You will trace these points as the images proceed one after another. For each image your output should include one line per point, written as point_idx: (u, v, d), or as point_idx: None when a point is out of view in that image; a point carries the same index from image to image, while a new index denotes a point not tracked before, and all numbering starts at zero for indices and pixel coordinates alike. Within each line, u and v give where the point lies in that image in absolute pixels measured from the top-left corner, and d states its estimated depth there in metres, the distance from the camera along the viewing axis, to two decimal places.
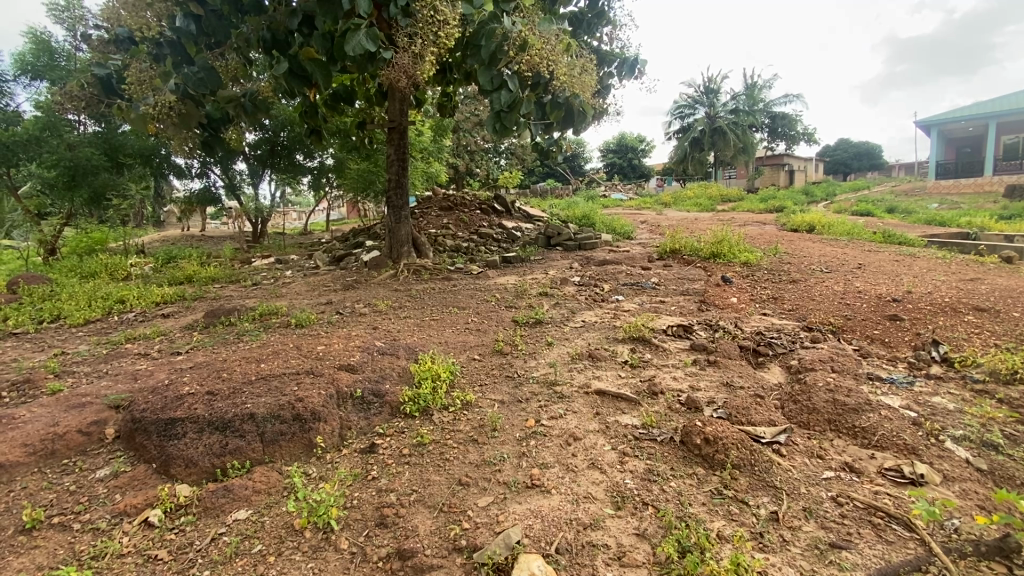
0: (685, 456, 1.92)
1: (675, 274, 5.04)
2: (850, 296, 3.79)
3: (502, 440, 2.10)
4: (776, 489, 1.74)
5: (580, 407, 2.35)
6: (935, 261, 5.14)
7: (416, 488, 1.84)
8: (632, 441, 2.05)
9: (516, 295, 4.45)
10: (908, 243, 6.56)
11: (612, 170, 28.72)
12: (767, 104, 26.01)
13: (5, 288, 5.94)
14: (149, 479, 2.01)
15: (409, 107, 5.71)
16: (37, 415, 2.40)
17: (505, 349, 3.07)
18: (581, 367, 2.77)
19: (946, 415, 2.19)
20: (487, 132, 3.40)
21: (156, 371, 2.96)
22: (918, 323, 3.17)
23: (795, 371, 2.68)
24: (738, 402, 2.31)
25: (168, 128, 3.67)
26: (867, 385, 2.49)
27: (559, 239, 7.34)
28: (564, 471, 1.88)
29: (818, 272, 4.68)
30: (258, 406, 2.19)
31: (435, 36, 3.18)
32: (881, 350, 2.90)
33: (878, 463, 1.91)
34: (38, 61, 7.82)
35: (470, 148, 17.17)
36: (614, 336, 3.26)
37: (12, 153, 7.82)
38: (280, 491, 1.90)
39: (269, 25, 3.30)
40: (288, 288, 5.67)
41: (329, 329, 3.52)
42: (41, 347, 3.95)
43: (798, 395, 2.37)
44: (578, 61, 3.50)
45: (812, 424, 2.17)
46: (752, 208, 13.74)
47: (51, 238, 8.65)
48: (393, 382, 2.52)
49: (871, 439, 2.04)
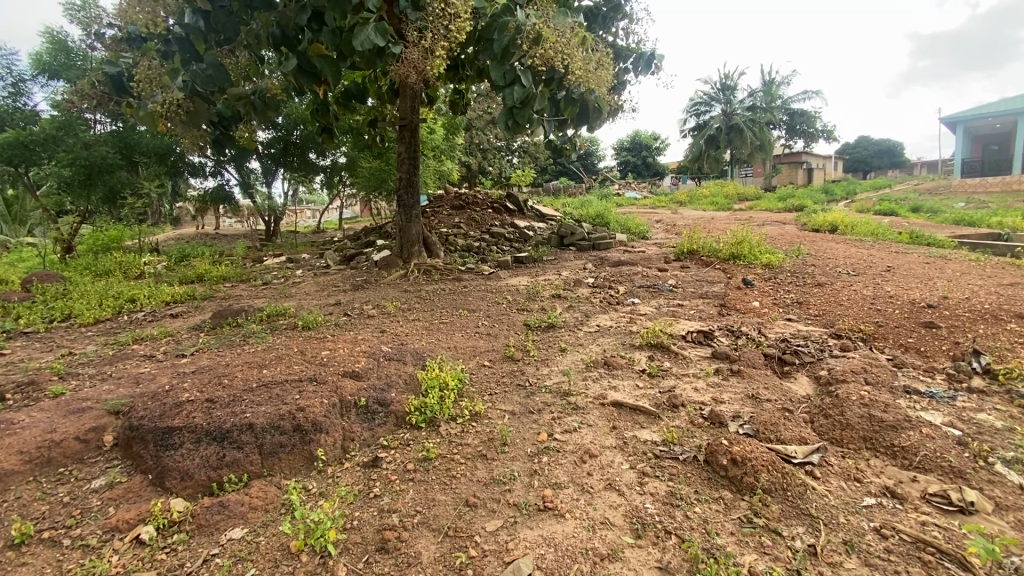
0: (711, 478, 1.79)
1: (693, 276, 4.87)
2: (882, 301, 3.59)
3: (512, 456, 1.98)
4: (811, 517, 1.59)
5: (595, 420, 2.21)
6: (968, 264, 4.91)
7: (420, 509, 1.72)
8: (652, 460, 1.91)
9: (528, 297, 4.32)
10: (937, 244, 6.34)
11: (626, 168, 28.36)
12: (785, 101, 25.55)
13: (20, 286, 5.96)
14: (144, 492, 1.92)
15: (420, 104, 5.61)
16: (36, 420, 2.32)
17: (517, 355, 2.95)
18: (596, 376, 2.64)
19: (994, 434, 2.01)
20: (499, 130, 3.26)
21: (158, 375, 2.89)
22: (955, 332, 2.98)
23: (825, 383, 2.51)
24: (765, 417, 2.15)
25: (177, 126, 3.59)
26: (904, 399, 2.32)
27: (572, 239, 7.20)
28: (579, 493, 1.75)
29: (844, 275, 4.48)
30: (258, 416, 2.09)
31: (445, 29, 3.04)
32: (917, 360, 2.72)
33: (921, 487, 1.75)
34: (55, 60, 7.88)
35: (482, 146, 17.05)
36: (630, 343, 3.11)
37: (31, 151, 7.92)
38: (278, 509, 1.80)
39: (278, 22, 3.19)
40: (297, 288, 5.59)
41: (336, 333, 3.41)
42: (50, 348, 3.91)
43: (830, 410, 2.21)
44: (594, 55, 3.31)
45: (846, 442, 2.03)
46: (771, 207, 13.47)
47: (68, 236, 8.70)
48: (398, 391, 2.41)
49: (912, 459, 1.89)
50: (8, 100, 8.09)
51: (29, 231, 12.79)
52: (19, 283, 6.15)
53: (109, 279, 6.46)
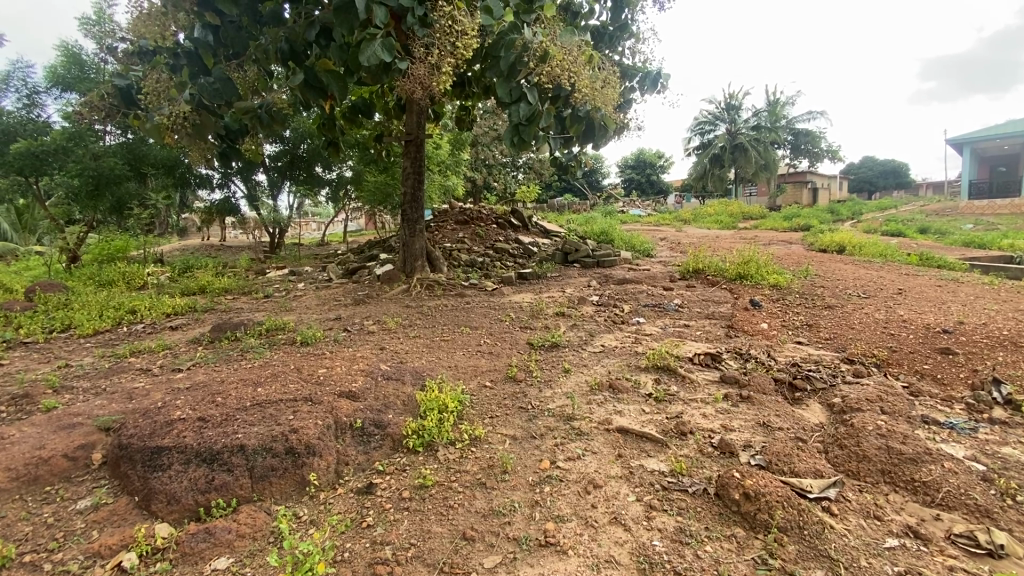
0: (722, 513, 1.70)
1: (699, 295, 4.80)
2: (894, 325, 3.50)
3: (513, 485, 1.89)
4: (831, 560, 1.49)
5: (600, 447, 2.12)
6: (981, 288, 4.83)
7: (414, 541, 1.63)
8: (660, 492, 1.82)
9: (532, 315, 4.25)
10: (948, 266, 6.27)
11: (630, 185, 28.46)
12: (789, 121, 25.68)
13: (22, 295, 5.94)
14: (130, 515, 1.84)
15: (427, 120, 5.60)
16: (25, 435, 2.24)
17: (520, 375, 2.87)
18: (601, 400, 2.55)
19: (1021, 470, 1.91)
20: (504, 146, 3.26)
21: (153, 391, 2.82)
22: (973, 359, 2.89)
23: (839, 412, 2.41)
24: (778, 447, 2.06)
25: (183, 138, 3.57)
26: (922, 430, 2.22)
27: (577, 255, 7.14)
28: (583, 527, 1.66)
29: (854, 297, 4.40)
30: (249, 437, 2.01)
31: (453, 46, 2.98)
32: (933, 388, 2.62)
33: (945, 526, 1.66)
34: (69, 73, 7.95)
35: (488, 162, 17.17)
36: (636, 364, 3.02)
37: (42, 162, 7.81)
38: (266, 537, 1.72)
39: (287, 36, 3.15)
40: (299, 301, 5.55)
41: (335, 349, 3.35)
42: (47, 359, 3.86)
43: (844, 440, 2.12)
44: (601, 73, 3.28)
45: (862, 475, 1.93)
46: (777, 226, 13.46)
47: (74, 246, 8.71)
48: (396, 413, 2.33)
49: (934, 496, 1.79)
50: (24, 111, 8.11)
51: (38, 240, 12.91)
52: (22, 292, 6.14)
53: (112, 289, 6.45)
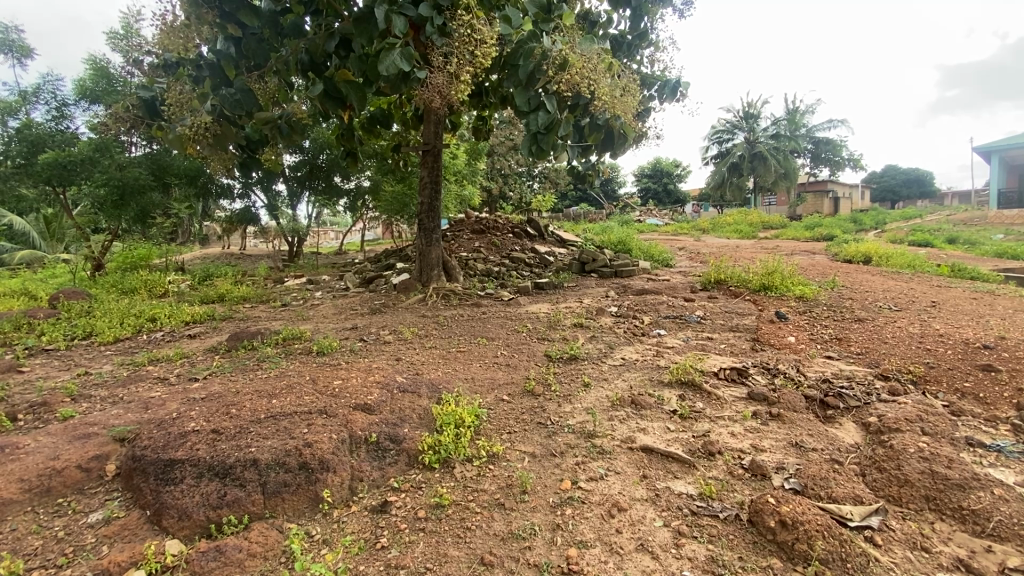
0: (756, 542, 1.61)
1: (722, 307, 4.67)
2: (930, 340, 3.34)
3: (533, 506, 1.81)
4: None
5: (623, 467, 2.03)
6: (1018, 300, 4.64)
7: (430, 566, 1.56)
8: (688, 517, 1.73)
9: (549, 326, 4.17)
10: (981, 278, 6.07)
11: (647, 195, 28.33)
12: (809, 129, 25.39)
13: (46, 303, 6.03)
14: (141, 530, 1.80)
15: (444, 129, 5.58)
16: (40, 446, 2.23)
17: (538, 390, 2.78)
18: (623, 416, 2.45)
19: None
20: (522, 156, 3.18)
21: (168, 401, 2.79)
22: (1018, 376, 2.72)
23: (875, 432, 2.28)
24: (813, 471, 1.94)
25: (205, 149, 3.58)
26: (967, 454, 2.09)
27: (595, 265, 7.05)
28: (608, 554, 1.58)
29: (885, 309, 4.24)
30: (262, 451, 1.97)
31: (471, 55, 2.93)
32: (976, 407, 2.48)
33: (999, 559, 1.53)
34: (97, 86, 8.18)
35: (504, 171, 17.23)
36: (659, 379, 2.91)
37: (70, 172, 7.98)
38: (277, 557, 1.67)
39: (308, 48, 3.12)
40: (315, 310, 5.54)
41: (350, 360, 3.31)
42: (67, 366, 3.89)
43: (883, 463, 2.00)
44: (621, 81, 3.21)
45: (905, 500, 1.82)
46: (799, 235, 13.25)
47: (98, 255, 8.86)
48: (412, 427, 2.26)
49: (984, 526, 1.66)
50: (53, 123, 8.31)
51: (66, 248, 13.27)
52: (46, 299, 6.24)
53: (134, 297, 6.53)
